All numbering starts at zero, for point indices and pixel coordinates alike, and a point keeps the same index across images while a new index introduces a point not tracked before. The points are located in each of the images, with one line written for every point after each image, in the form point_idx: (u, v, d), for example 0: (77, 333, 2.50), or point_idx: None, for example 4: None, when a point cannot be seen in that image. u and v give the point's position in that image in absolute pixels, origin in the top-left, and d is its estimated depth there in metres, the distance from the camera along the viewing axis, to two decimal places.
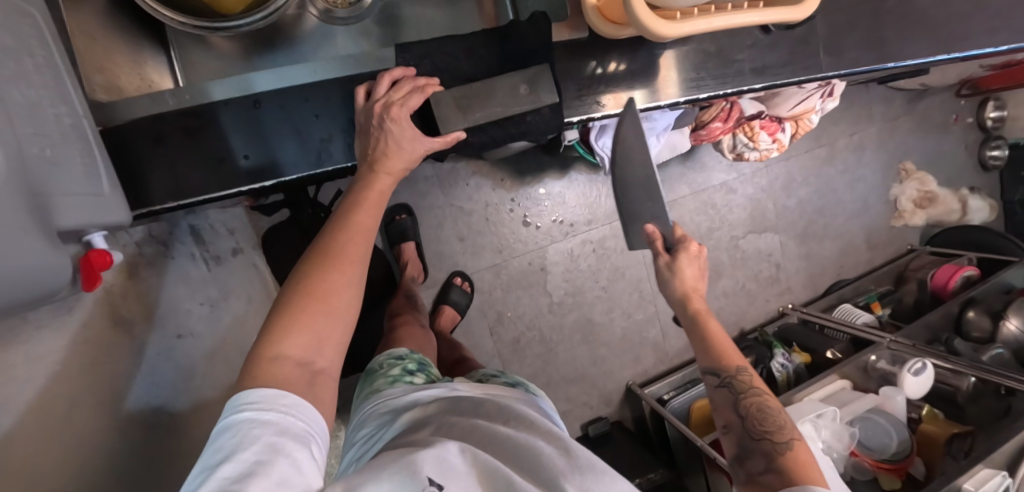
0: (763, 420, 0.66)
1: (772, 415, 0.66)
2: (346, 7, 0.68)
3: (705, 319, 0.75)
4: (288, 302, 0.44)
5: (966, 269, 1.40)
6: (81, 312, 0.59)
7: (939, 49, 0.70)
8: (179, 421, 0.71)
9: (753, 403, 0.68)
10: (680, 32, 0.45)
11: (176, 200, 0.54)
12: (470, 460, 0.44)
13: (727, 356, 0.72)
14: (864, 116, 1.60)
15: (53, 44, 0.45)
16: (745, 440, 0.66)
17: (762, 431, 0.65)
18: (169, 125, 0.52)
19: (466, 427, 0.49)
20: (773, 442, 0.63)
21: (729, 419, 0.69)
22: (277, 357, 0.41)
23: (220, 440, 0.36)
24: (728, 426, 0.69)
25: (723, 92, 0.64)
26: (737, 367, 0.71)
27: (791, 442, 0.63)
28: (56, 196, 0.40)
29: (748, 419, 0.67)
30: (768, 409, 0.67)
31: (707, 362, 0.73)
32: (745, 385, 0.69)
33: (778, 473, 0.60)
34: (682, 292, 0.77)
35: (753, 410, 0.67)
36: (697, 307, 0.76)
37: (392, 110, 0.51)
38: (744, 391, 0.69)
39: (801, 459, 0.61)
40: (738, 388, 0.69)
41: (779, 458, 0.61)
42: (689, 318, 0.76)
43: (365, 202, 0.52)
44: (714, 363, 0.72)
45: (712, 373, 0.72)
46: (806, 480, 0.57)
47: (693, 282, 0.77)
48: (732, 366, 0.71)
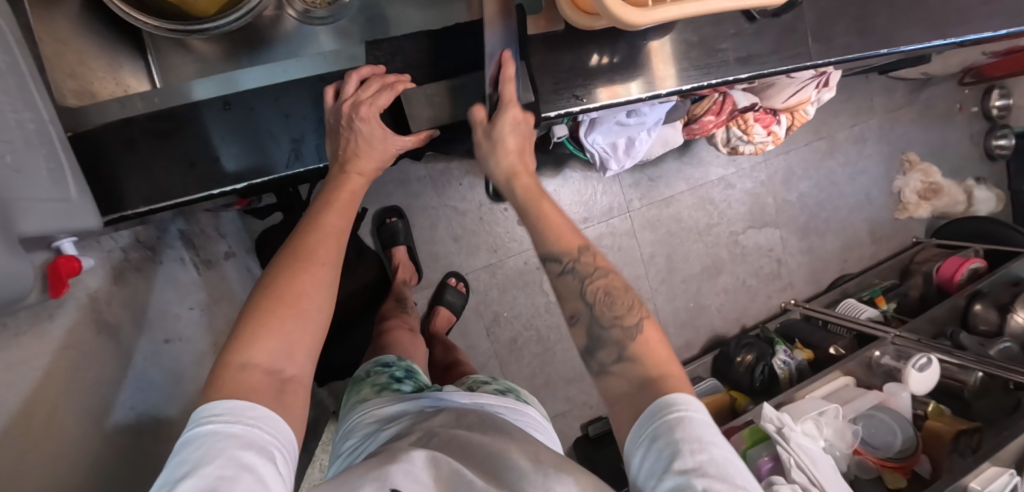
0: (611, 307, 0.53)
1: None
2: (326, 8, 0.67)
3: (534, 196, 0.59)
4: (256, 307, 0.43)
5: (972, 261, 1.37)
6: (63, 318, 0.59)
7: (933, 34, 0.68)
8: (167, 426, 0.71)
9: (602, 284, 0.54)
10: (648, 19, 0.44)
11: (148, 204, 0.53)
12: (432, 472, 0.43)
13: (565, 235, 0.57)
14: (866, 107, 1.57)
15: (18, 48, 0.45)
16: (596, 332, 0.53)
17: (611, 319, 0.52)
18: (139, 129, 0.51)
19: (444, 436, 0.49)
20: (622, 329, 0.51)
21: (575, 308, 0.55)
22: (244, 365, 0.40)
23: (182, 454, 0.35)
24: (575, 318, 0.55)
25: (708, 83, 0.62)
26: (579, 246, 0.55)
27: (642, 326, 0.52)
28: (17, 202, 0.39)
29: (594, 306, 0.54)
30: (614, 289, 0.54)
31: (539, 244, 0.57)
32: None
33: (632, 363, 0.50)
34: (507, 169, 0.59)
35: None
36: (526, 182, 0.59)
37: (361, 109, 0.50)
38: (588, 275, 0.54)
39: (653, 337, 0.51)
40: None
41: (632, 348, 0.50)
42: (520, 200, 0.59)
43: (336, 204, 0.52)
44: (549, 248, 0.56)
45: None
46: (661, 378, 0.47)
47: (520, 152, 0.59)
48: (574, 247, 0.55)
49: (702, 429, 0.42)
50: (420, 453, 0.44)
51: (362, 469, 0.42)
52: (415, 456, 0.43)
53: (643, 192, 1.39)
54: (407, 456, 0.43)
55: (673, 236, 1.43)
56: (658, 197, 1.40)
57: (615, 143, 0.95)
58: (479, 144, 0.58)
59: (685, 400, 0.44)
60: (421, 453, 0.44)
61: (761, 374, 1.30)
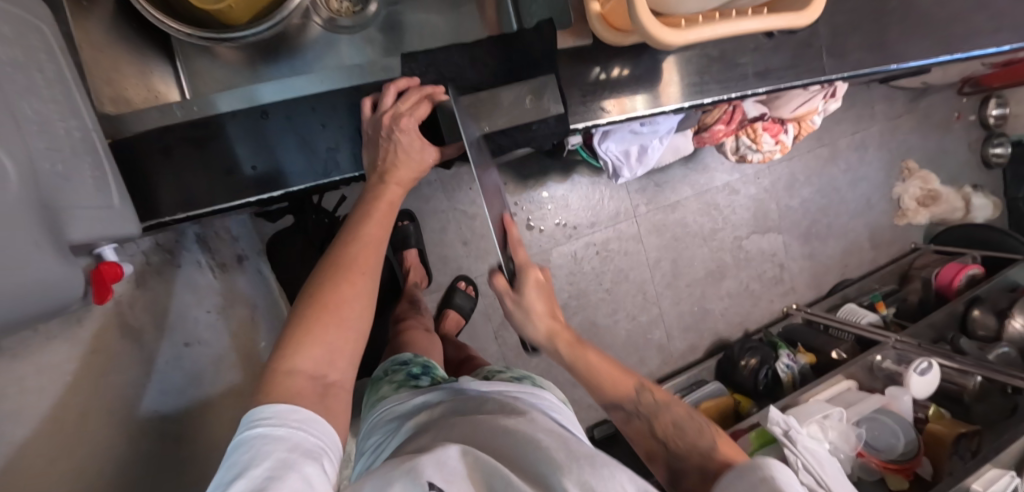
0: (684, 439, 0.61)
1: (689, 424, 0.63)
2: (351, 17, 0.69)
3: (580, 351, 0.63)
4: (301, 314, 0.45)
5: (970, 268, 1.40)
6: (91, 323, 0.59)
7: (941, 50, 0.70)
8: (188, 428, 0.71)
9: (666, 422, 0.63)
10: (681, 40, 0.46)
11: (185, 211, 0.54)
12: (469, 463, 0.43)
13: (619, 383, 0.64)
14: (866, 115, 1.59)
15: (62, 57, 0.46)
16: (677, 468, 0.61)
17: (683, 450, 0.61)
18: (178, 136, 0.52)
19: (470, 428, 0.50)
20: (702, 453, 0.60)
21: (652, 449, 0.63)
22: (290, 371, 0.42)
23: (233, 457, 0.36)
24: (653, 457, 0.64)
25: (727, 96, 0.64)
26: (633, 392, 0.63)
27: (715, 446, 0.60)
28: (66, 210, 0.40)
29: (669, 445, 0.62)
30: (681, 420, 0.63)
31: (598, 397, 0.65)
32: (650, 406, 0.64)
33: (700, 440, 0.61)
34: (544, 332, 0.64)
35: (669, 429, 0.63)
36: (570, 345, 0.63)
37: (401, 122, 0.52)
38: (652, 412, 0.63)
39: (729, 450, 0.60)
40: (646, 412, 0.63)
41: (712, 451, 0.60)
42: (566, 357, 0.63)
43: (374, 212, 0.53)
44: (608, 397, 0.63)
45: (616, 407, 0.64)
46: (730, 460, 0.58)
47: (550, 313, 0.63)
48: (630, 391, 0.63)
49: None
50: (455, 447, 0.44)
51: (395, 463, 0.43)
52: (448, 449, 0.44)
53: (649, 197, 1.40)
54: (439, 449, 0.44)
55: (678, 242, 1.45)
56: (664, 202, 1.42)
57: (627, 150, 0.96)
58: (507, 309, 0.64)
59: None
60: (455, 446, 0.44)
61: (764, 378, 1.31)
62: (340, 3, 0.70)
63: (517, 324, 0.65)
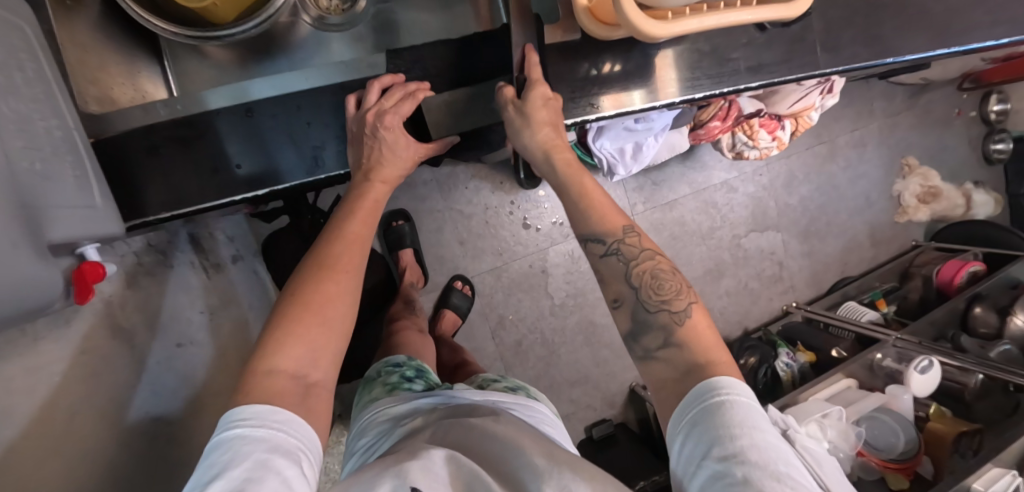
0: (658, 288, 0.54)
1: (668, 279, 0.54)
2: (340, 15, 0.68)
3: (578, 177, 0.60)
4: (283, 313, 0.44)
5: (971, 264, 1.39)
6: (80, 324, 0.59)
7: (937, 43, 0.69)
8: (180, 430, 0.71)
9: (645, 268, 0.55)
10: (669, 32, 0.45)
11: (169, 210, 0.53)
12: (453, 471, 0.42)
13: (607, 217, 0.58)
14: (866, 112, 1.58)
15: (44, 56, 0.45)
16: (640, 322, 0.54)
17: (658, 302, 0.53)
18: (163, 136, 0.52)
19: (460, 432, 0.49)
20: (671, 313, 0.52)
21: (620, 291, 0.56)
22: (270, 371, 0.41)
23: (211, 458, 0.36)
24: (621, 301, 0.56)
25: (720, 91, 0.64)
26: (622, 226, 0.57)
27: (691, 310, 0.53)
28: (44, 210, 0.39)
29: (641, 289, 0.55)
30: (662, 272, 0.55)
31: (580, 224, 0.59)
32: (634, 249, 0.56)
33: (680, 349, 0.51)
34: (542, 146, 0.58)
35: (646, 276, 0.55)
36: (567, 158, 0.59)
37: (385, 118, 0.51)
38: (634, 257, 0.56)
39: (708, 337, 0.51)
40: (627, 255, 0.56)
41: (679, 332, 0.52)
42: (559, 176, 0.60)
43: (359, 212, 0.53)
44: (592, 228, 0.58)
45: (595, 239, 0.57)
46: (716, 369, 0.48)
47: (554, 128, 0.57)
48: (616, 228, 0.57)
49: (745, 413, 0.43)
50: (440, 452, 0.44)
51: (381, 465, 0.42)
52: (434, 454, 0.43)
53: (646, 195, 1.39)
54: (426, 453, 0.43)
55: (676, 240, 1.44)
56: (661, 200, 1.41)
57: (622, 148, 0.96)
58: (507, 120, 0.55)
59: (730, 385, 0.45)
60: (441, 451, 0.44)
61: (764, 376, 1.30)
62: (329, 1, 0.69)
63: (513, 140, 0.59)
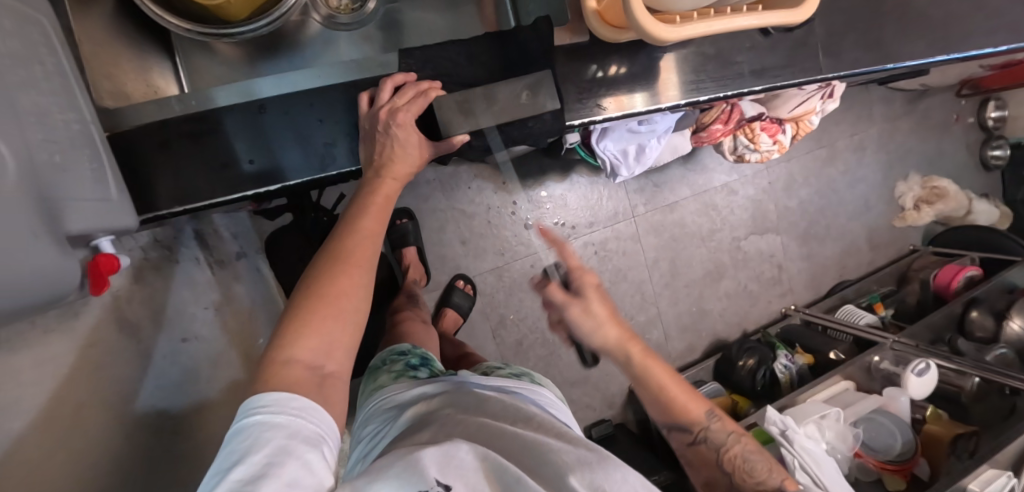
0: (746, 474, 0.64)
1: (756, 460, 0.65)
2: (349, 14, 0.69)
3: (645, 359, 0.62)
4: (298, 306, 0.45)
5: (967, 269, 1.40)
6: (89, 316, 0.59)
7: (937, 50, 0.70)
8: (184, 424, 0.71)
9: (734, 453, 0.65)
10: (677, 36, 0.46)
11: (182, 204, 0.54)
12: (476, 457, 0.44)
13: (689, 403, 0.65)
14: (865, 116, 1.60)
15: (62, 50, 0.46)
16: None
17: (748, 483, 0.63)
18: (175, 131, 0.53)
19: (473, 423, 0.50)
20: (760, 490, 0.62)
21: (713, 477, 0.66)
22: (287, 360, 0.42)
23: (232, 444, 0.37)
24: (712, 484, 0.66)
25: (724, 94, 0.65)
26: (702, 413, 0.65)
27: (779, 484, 0.63)
28: (62, 203, 0.40)
29: (733, 477, 0.64)
30: (747, 455, 0.65)
31: (664, 416, 0.65)
32: (721, 435, 0.65)
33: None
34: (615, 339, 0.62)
35: (735, 461, 0.64)
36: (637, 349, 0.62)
37: (398, 116, 0.52)
38: (722, 443, 0.65)
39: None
40: (716, 441, 0.65)
41: (761, 488, 0.63)
42: (633, 366, 0.62)
43: (371, 208, 0.53)
44: (679, 421, 0.65)
45: (683, 430, 0.65)
46: None
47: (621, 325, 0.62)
48: (698, 416, 0.64)
49: None
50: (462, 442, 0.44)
51: (399, 454, 0.43)
52: (456, 444, 0.44)
53: (648, 197, 1.41)
54: (449, 442, 0.43)
55: (677, 241, 1.45)
56: (662, 202, 1.42)
57: (625, 149, 0.97)
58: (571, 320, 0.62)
59: None
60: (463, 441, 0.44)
61: (763, 378, 1.31)
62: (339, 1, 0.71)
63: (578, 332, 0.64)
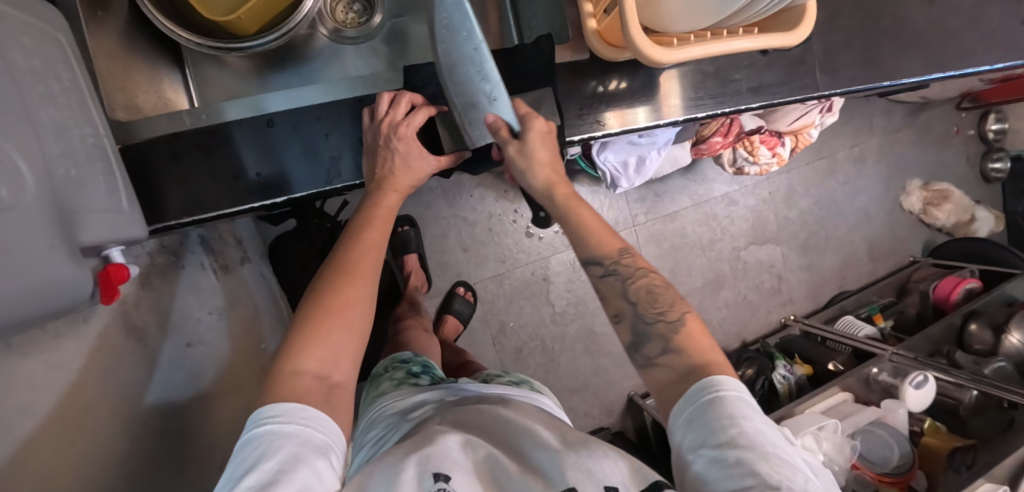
0: (655, 303, 0.56)
1: (662, 294, 0.57)
2: (356, 28, 0.71)
3: (571, 201, 0.63)
4: (305, 318, 0.46)
5: (967, 281, 1.40)
6: (97, 321, 0.61)
7: (933, 68, 0.71)
8: (189, 428, 0.72)
9: (641, 285, 0.57)
10: (673, 58, 0.47)
11: (190, 214, 0.55)
12: (470, 454, 0.44)
13: (605, 241, 0.60)
14: (865, 128, 1.61)
15: (78, 65, 0.47)
16: (639, 336, 0.55)
17: (654, 313, 0.55)
18: (186, 143, 0.54)
19: (472, 414, 0.52)
20: (665, 322, 0.54)
21: (620, 308, 0.57)
22: (296, 372, 0.43)
23: (244, 452, 0.38)
24: (620, 317, 0.57)
25: (722, 111, 0.66)
26: (617, 248, 0.59)
27: (685, 319, 0.54)
28: (77, 214, 0.41)
29: (637, 303, 0.56)
30: (656, 288, 0.57)
31: (580, 251, 0.61)
32: (630, 268, 0.58)
33: (678, 354, 0.52)
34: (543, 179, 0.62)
35: (641, 292, 0.57)
36: (564, 192, 0.63)
37: (399, 130, 0.54)
38: (630, 275, 0.58)
39: (700, 335, 0.53)
40: (625, 274, 0.58)
41: (677, 340, 0.53)
42: (559, 208, 0.63)
43: (375, 219, 0.55)
44: (591, 251, 0.60)
45: (595, 261, 0.59)
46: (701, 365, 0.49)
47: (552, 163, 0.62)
48: (613, 250, 0.59)
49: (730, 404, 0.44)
50: (457, 439, 0.45)
51: (399, 455, 0.44)
52: (451, 440, 0.45)
53: (648, 207, 1.42)
54: (442, 440, 0.45)
55: (677, 251, 1.46)
56: (663, 212, 1.43)
57: (625, 161, 0.98)
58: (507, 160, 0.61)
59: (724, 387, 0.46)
60: (458, 439, 0.45)
61: (762, 388, 1.32)
62: (346, 15, 0.73)
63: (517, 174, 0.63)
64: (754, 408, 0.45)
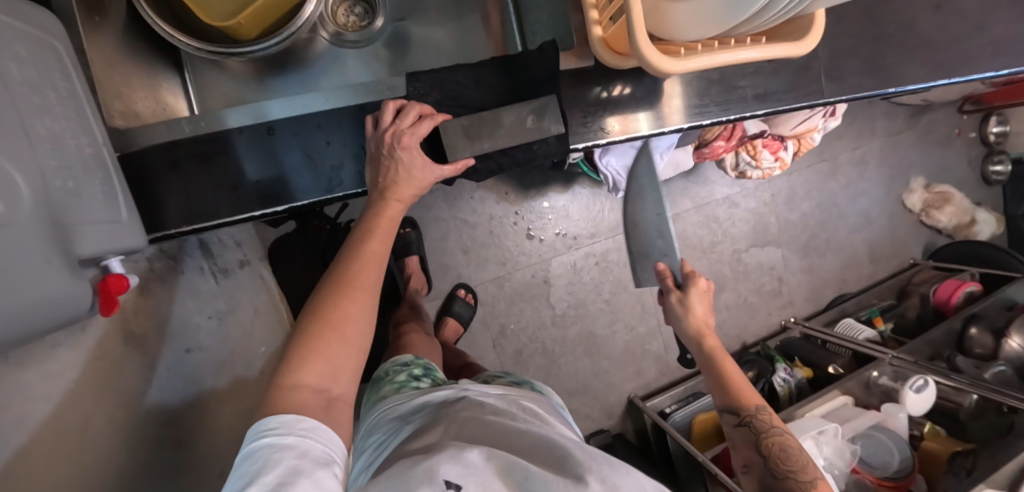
0: (790, 462, 0.70)
1: (797, 454, 0.71)
2: (357, 31, 0.71)
3: (723, 376, 0.71)
4: (304, 331, 0.46)
5: (967, 285, 1.40)
6: (95, 329, 0.60)
7: (939, 75, 0.71)
8: (189, 435, 0.72)
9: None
10: (683, 68, 0.46)
11: (192, 224, 0.55)
12: (484, 454, 0.44)
13: (744, 393, 0.77)
14: (867, 131, 1.60)
15: (74, 73, 0.47)
16: (769, 483, 0.71)
17: (786, 471, 0.69)
18: (185, 152, 0.54)
19: (479, 421, 0.51)
20: (798, 481, 0.67)
21: (749, 458, 0.75)
22: (294, 385, 0.43)
23: (243, 467, 0.37)
24: (749, 465, 0.75)
25: (726, 118, 0.65)
26: (755, 404, 0.76)
27: (818, 481, 0.68)
28: (73, 226, 0.41)
29: (769, 459, 0.72)
30: (788, 446, 0.72)
31: (720, 398, 0.79)
32: (766, 423, 0.75)
33: (796, 480, 0.68)
34: None
35: (775, 447, 0.72)
36: (719, 365, 0.72)
37: (402, 139, 0.53)
38: (765, 430, 0.74)
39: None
40: (761, 427, 0.74)
41: None
42: (709, 359, 0.80)
43: (377, 230, 0.54)
44: (733, 398, 0.77)
45: (732, 412, 0.77)
46: (821, 491, 0.67)
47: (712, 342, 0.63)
48: (751, 404, 0.76)
49: None
50: (468, 444, 0.45)
51: (408, 463, 0.43)
52: (461, 446, 0.45)
53: None
54: (454, 446, 0.44)
55: (677, 253, 1.45)
56: None
57: (628, 165, 0.98)
58: None
59: None
60: (469, 444, 0.45)
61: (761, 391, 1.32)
62: (347, 18, 0.72)
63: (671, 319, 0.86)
64: None
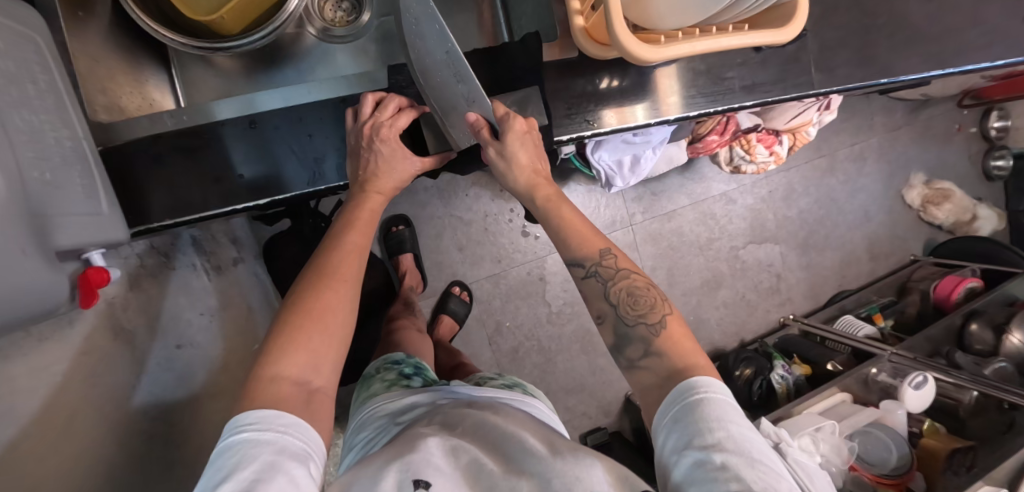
0: (635, 305, 0.56)
1: (643, 294, 0.57)
2: (345, 26, 0.71)
3: (555, 202, 0.62)
4: (283, 323, 0.46)
5: (968, 281, 1.39)
6: (83, 324, 0.60)
7: (931, 65, 0.70)
8: (178, 431, 0.72)
9: (623, 286, 0.57)
10: (660, 56, 0.46)
11: (174, 217, 0.55)
12: (452, 459, 0.44)
13: (587, 239, 0.60)
14: (865, 126, 1.59)
15: (56, 67, 0.47)
16: (622, 333, 0.56)
17: (635, 316, 0.56)
18: (169, 145, 0.54)
19: (458, 416, 0.51)
20: (648, 325, 0.55)
21: (602, 310, 0.58)
22: (274, 377, 0.42)
23: (219, 461, 0.37)
24: (602, 318, 0.58)
25: (714, 109, 0.65)
26: (600, 250, 0.59)
27: (665, 319, 0.55)
28: (52, 218, 0.41)
29: (619, 305, 0.57)
30: (637, 288, 0.57)
31: (566, 252, 0.60)
32: (611, 269, 0.58)
33: (660, 357, 0.53)
34: (524, 177, 0.61)
35: (622, 293, 0.57)
36: (547, 191, 0.62)
37: (381, 131, 0.53)
38: (612, 277, 0.58)
39: (684, 338, 0.54)
40: (606, 276, 0.58)
41: (660, 343, 0.54)
42: (541, 208, 0.62)
43: (358, 223, 0.55)
44: (573, 252, 0.59)
45: (576, 263, 0.59)
46: (689, 369, 0.51)
47: (532, 163, 0.60)
48: (596, 250, 0.59)
49: (720, 409, 0.46)
50: (438, 445, 0.44)
51: (381, 461, 0.43)
52: (432, 445, 0.44)
53: (645, 206, 1.41)
54: (421, 445, 0.44)
55: (674, 250, 1.45)
56: (660, 211, 1.42)
57: (620, 160, 0.97)
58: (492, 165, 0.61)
59: (706, 389, 0.47)
60: (439, 445, 0.44)
61: (759, 388, 1.31)
62: (335, 13, 0.72)
63: (496, 174, 0.63)
64: (749, 431, 0.45)
